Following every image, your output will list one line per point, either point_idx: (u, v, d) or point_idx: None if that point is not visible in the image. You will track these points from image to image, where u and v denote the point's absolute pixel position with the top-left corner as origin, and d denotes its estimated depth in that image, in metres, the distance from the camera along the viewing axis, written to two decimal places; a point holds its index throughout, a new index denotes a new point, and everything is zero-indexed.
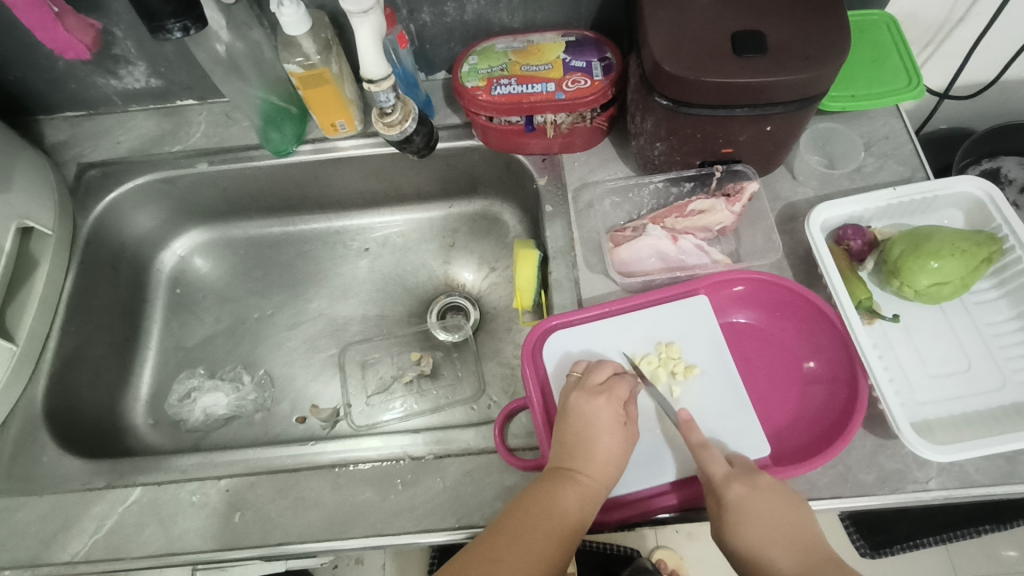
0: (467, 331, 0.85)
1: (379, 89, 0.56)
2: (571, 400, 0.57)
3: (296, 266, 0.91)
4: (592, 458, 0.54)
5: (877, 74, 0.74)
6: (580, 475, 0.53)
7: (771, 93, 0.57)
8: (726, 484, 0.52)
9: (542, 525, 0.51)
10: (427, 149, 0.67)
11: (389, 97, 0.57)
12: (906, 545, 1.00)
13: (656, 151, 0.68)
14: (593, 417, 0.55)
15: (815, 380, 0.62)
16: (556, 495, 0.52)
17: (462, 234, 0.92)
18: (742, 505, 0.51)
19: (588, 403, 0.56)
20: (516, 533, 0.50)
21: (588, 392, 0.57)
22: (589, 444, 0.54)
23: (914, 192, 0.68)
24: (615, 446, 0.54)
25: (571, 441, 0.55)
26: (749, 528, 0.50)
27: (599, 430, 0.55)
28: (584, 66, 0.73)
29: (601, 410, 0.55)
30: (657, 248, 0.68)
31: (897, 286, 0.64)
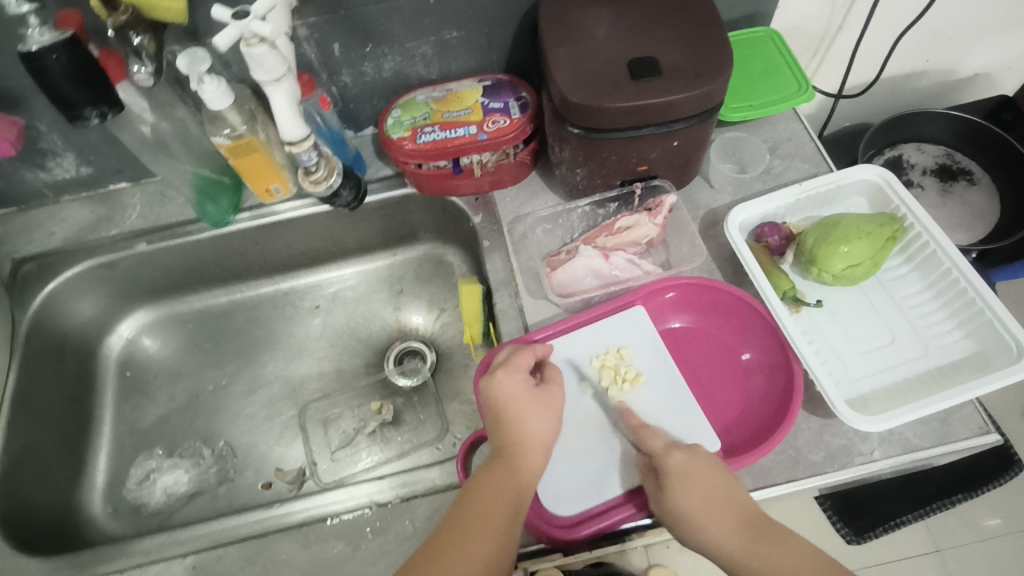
0: (426, 374, 0.87)
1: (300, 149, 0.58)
2: (485, 383, 0.58)
3: (248, 333, 0.91)
4: (524, 428, 0.55)
5: (769, 84, 0.80)
6: (515, 449, 0.54)
7: (671, 111, 0.62)
8: (663, 454, 0.56)
9: (490, 505, 0.51)
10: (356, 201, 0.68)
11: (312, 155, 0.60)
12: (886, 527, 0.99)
13: (578, 176, 0.72)
14: (510, 391, 0.56)
15: (755, 371, 0.65)
16: (497, 476, 0.53)
17: (409, 280, 0.94)
18: (676, 470, 0.54)
19: (499, 380, 0.57)
20: (470, 522, 0.50)
21: (498, 370, 0.58)
22: (518, 418, 0.56)
23: (818, 184, 0.73)
24: (541, 411, 0.56)
25: (500, 418, 0.56)
26: (685, 491, 0.52)
27: (522, 401, 0.56)
28: (502, 107, 0.78)
29: (516, 382, 0.57)
30: (592, 267, 0.70)
31: (816, 273, 0.68)
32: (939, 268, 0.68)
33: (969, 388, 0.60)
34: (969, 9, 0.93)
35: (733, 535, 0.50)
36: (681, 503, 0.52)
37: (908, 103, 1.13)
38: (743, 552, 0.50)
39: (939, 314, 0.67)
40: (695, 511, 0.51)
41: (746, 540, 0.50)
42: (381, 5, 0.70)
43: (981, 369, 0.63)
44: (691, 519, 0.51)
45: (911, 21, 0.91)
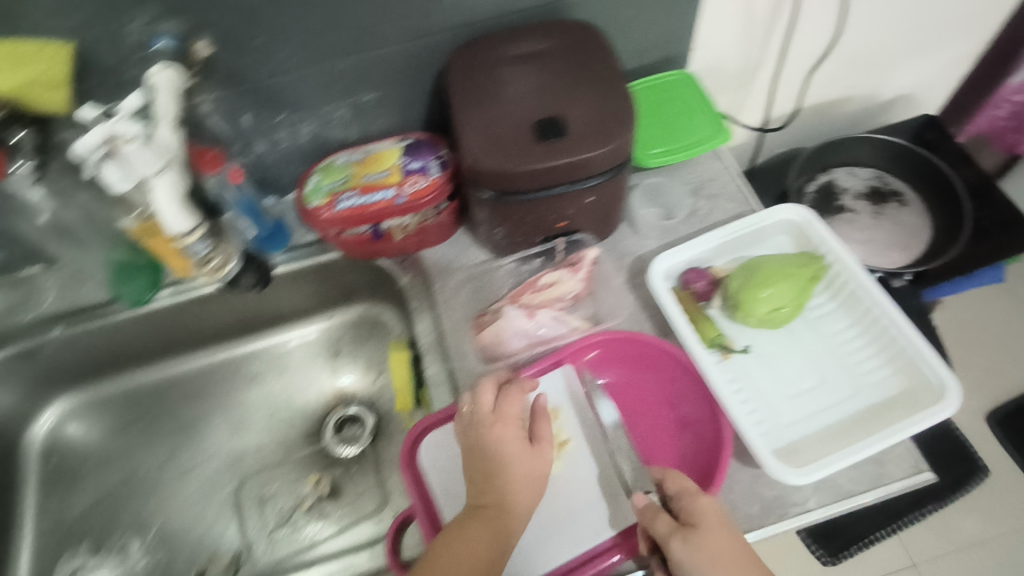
0: (365, 442, 0.84)
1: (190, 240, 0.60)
2: (477, 432, 0.57)
3: (180, 411, 0.88)
4: (506, 488, 0.55)
5: (686, 127, 0.81)
6: (500, 510, 0.55)
7: (583, 169, 0.62)
8: (690, 498, 0.54)
9: (466, 568, 0.52)
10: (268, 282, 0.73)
11: (205, 244, 0.62)
12: (865, 544, 1.05)
13: (498, 235, 0.70)
14: (501, 446, 0.56)
15: (687, 426, 0.63)
16: (479, 534, 0.53)
17: (346, 343, 0.91)
18: (706, 520, 0.53)
19: (492, 433, 0.57)
20: None
21: (491, 422, 0.57)
22: (504, 474, 0.55)
23: (740, 227, 0.73)
24: (528, 469, 0.56)
25: (481, 472, 0.56)
26: (716, 536, 0.52)
27: (508, 459, 0.56)
28: (421, 167, 0.76)
29: (507, 438, 0.57)
30: (516, 327, 0.68)
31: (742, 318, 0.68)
32: (864, 304, 0.68)
33: (900, 428, 0.60)
34: (882, 36, 0.95)
35: None
36: (706, 555, 0.51)
37: (838, 127, 1.15)
38: None
39: (867, 350, 0.67)
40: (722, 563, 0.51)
41: None
42: (287, 75, 0.69)
43: (912, 407, 0.63)
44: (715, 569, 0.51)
45: (824, 52, 0.93)
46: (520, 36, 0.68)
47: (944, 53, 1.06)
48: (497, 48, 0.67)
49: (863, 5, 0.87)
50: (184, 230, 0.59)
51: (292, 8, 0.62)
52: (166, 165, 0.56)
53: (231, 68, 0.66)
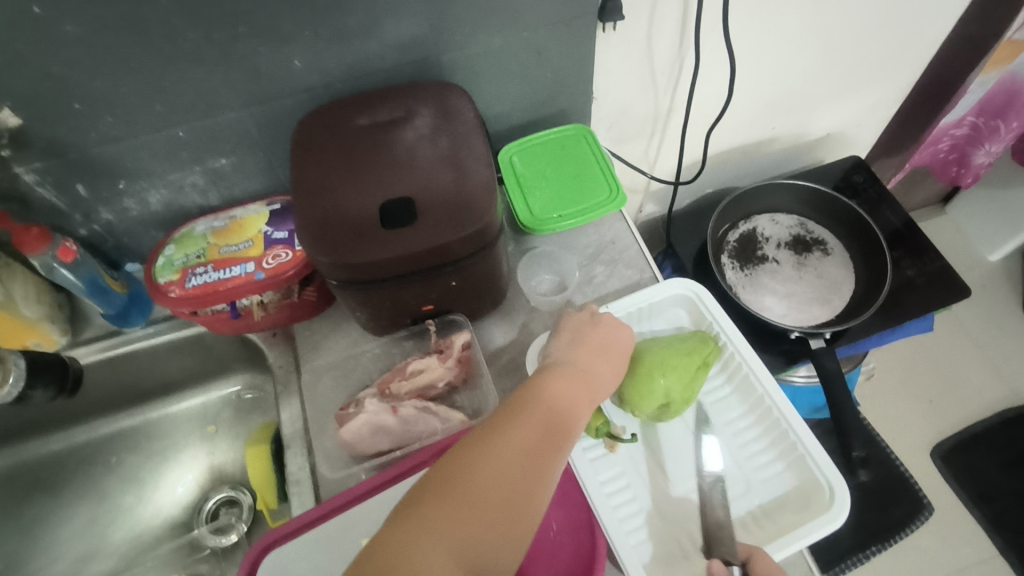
0: (242, 529, 0.77)
1: None
2: (605, 316, 0.60)
3: (37, 499, 0.80)
4: (598, 365, 0.55)
5: (581, 189, 0.75)
6: (587, 384, 0.53)
7: (439, 256, 0.56)
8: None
9: (547, 426, 0.47)
10: (71, 385, 0.70)
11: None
12: (842, 565, 1.05)
13: (360, 318, 0.64)
14: (620, 332, 0.59)
15: (559, 536, 0.57)
16: (568, 393, 0.50)
17: (225, 418, 0.84)
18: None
19: (619, 322, 0.60)
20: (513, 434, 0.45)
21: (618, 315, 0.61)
22: (591, 355, 0.56)
23: (628, 304, 0.68)
24: (617, 366, 0.56)
25: (586, 345, 0.56)
26: None
27: (619, 345, 0.58)
28: (286, 237, 0.69)
29: (627, 331, 0.60)
30: (376, 424, 0.62)
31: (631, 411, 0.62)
32: (755, 392, 0.63)
33: (786, 540, 0.55)
34: (799, 80, 0.91)
35: None
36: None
37: (767, 167, 1.10)
38: None
39: (761, 441, 0.62)
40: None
41: None
42: (116, 144, 0.62)
43: (801, 510, 0.57)
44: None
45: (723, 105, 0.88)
46: (373, 105, 0.63)
47: (871, 94, 1.01)
48: (351, 118, 0.62)
49: (771, 51, 0.82)
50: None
51: (106, 76, 0.55)
52: None
53: (49, 139, 0.59)
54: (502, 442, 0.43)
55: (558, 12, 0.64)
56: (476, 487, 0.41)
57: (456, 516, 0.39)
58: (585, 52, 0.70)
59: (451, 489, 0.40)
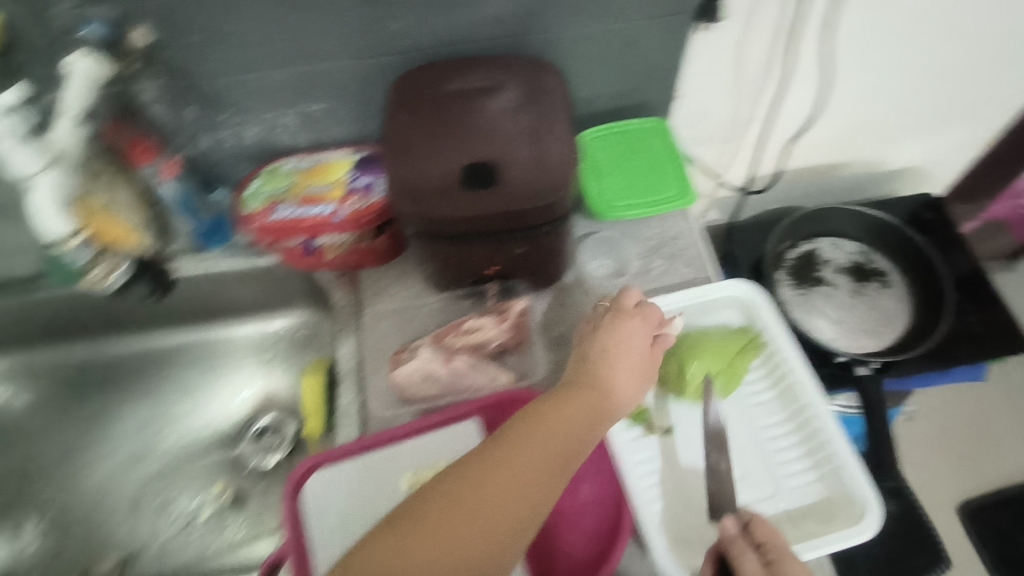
0: (282, 452, 0.82)
1: (69, 246, 0.65)
2: (617, 316, 0.58)
3: (102, 393, 0.87)
4: (613, 373, 0.54)
5: (652, 180, 0.76)
6: (592, 394, 0.51)
7: (515, 220, 0.59)
8: (786, 555, 0.51)
9: (544, 444, 0.46)
10: (165, 288, 0.75)
11: (85, 250, 0.66)
12: None
13: (428, 270, 0.68)
14: (631, 334, 0.56)
15: (587, 506, 0.59)
16: (571, 408, 0.49)
17: (281, 348, 0.88)
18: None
19: (628, 324, 0.57)
20: (505, 459, 0.44)
21: (627, 314, 0.58)
22: (606, 363, 0.54)
23: (683, 298, 0.69)
24: (630, 379, 0.54)
25: (598, 352, 0.55)
26: None
27: (630, 349, 0.56)
28: (366, 185, 0.73)
29: (639, 332, 0.57)
30: (425, 369, 0.64)
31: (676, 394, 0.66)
32: (797, 401, 0.64)
33: (808, 547, 0.56)
34: (889, 106, 0.89)
35: None
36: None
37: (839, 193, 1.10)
38: None
39: (796, 449, 0.63)
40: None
41: None
42: (226, 79, 0.66)
43: (828, 521, 0.59)
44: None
45: (801, 125, 0.89)
46: (464, 72, 0.65)
47: (958, 132, 0.99)
48: (444, 82, 0.65)
49: (863, 73, 0.82)
50: (59, 235, 0.64)
51: (231, 12, 0.60)
52: (40, 170, 0.61)
53: (170, 64, 0.64)
54: (490, 466, 0.44)
55: (658, 7, 0.66)
56: (459, 519, 0.41)
57: (435, 557, 0.39)
58: (675, 50, 0.71)
59: (435, 518, 0.41)
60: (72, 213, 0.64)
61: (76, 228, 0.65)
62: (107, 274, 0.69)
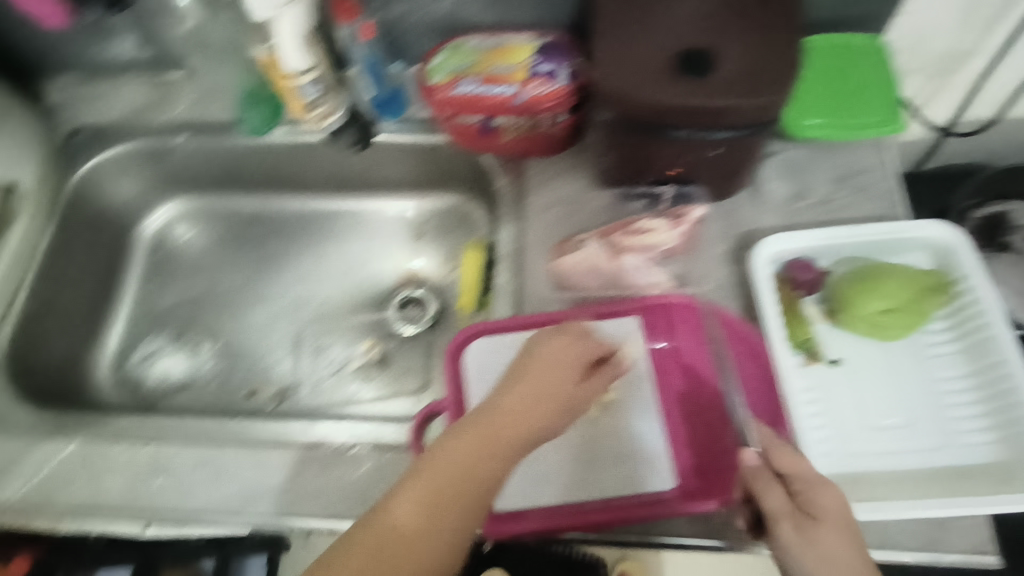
0: (423, 324, 0.86)
1: (302, 81, 0.72)
2: (538, 340, 0.55)
3: (268, 242, 0.93)
4: (529, 397, 0.51)
5: (857, 101, 0.69)
6: (498, 418, 0.50)
7: (719, 118, 0.56)
8: (815, 486, 0.49)
9: (461, 480, 0.47)
10: (364, 141, 0.80)
11: (317, 88, 0.73)
12: None
13: (608, 163, 0.67)
14: (549, 357, 0.54)
15: (749, 423, 0.58)
16: (493, 436, 0.49)
17: (430, 228, 0.91)
18: (828, 512, 0.47)
19: (549, 347, 0.54)
20: (421, 497, 0.46)
21: (549, 335, 0.55)
22: (526, 389, 0.52)
23: (874, 231, 0.64)
24: (561, 405, 0.52)
25: (527, 375, 0.53)
26: (829, 541, 0.46)
27: (551, 373, 0.53)
28: (550, 71, 0.70)
29: (568, 357, 0.54)
30: (593, 262, 0.65)
31: (846, 321, 0.62)
32: (988, 358, 0.60)
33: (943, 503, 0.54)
34: None
35: None
36: (822, 553, 0.46)
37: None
38: None
39: (972, 407, 0.59)
40: (839, 565, 0.45)
41: None
42: None
43: (1000, 483, 0.56)
44: (834, 569, 0.45)
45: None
46: None
47: None
48: None
49: None
50: (300, 68, 0.71)
51: None
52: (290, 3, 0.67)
53: None
54: (406, 506, 0.46)
55: None
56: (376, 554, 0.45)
57: None
58: None
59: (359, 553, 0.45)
60: (309, 50, 0.71)
61: (311, 65, 0.71)
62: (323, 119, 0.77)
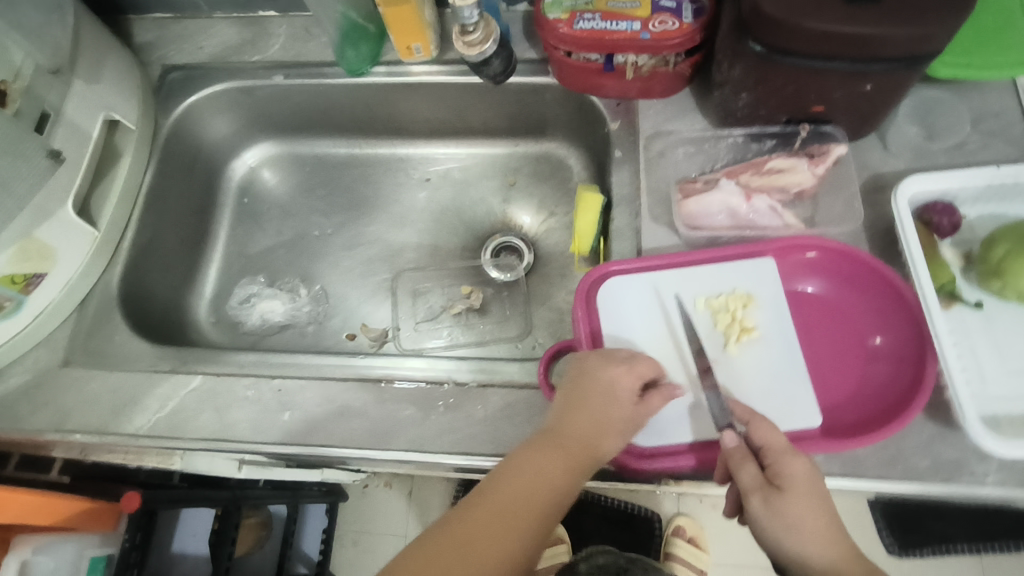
0: (520, 273, 0.85)
1: (463, 4, 0.64)
2: (591, 362, 0.56)
3: (357, 189, 0.92)
4: (591, 420, 0.53)
5: (996, 42, 0.66)
6: (564, 443, 0.52)
7: (875, 48, 0.53)
8: (784, 457, 0.50)
9: (532, 500, 0.49)
10: (504, 75, 0.75)
11: (474, 12, 0.65)
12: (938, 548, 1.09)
13: (740, 102, 0.65)
14: (608, 381, 0.54)
15: (887, 364, 0.59)
16: (559, 459, 0.51)
17: (524, 175, 0.90)
18: (796, 481, 0.49)
19: (608, 371, 0.55)
20: (496, 517, 0.48)
21: (605, 359, 0.56)
22: (586, 414, 0.53)
23: (1019, 173, 0.62)
24: (615, 427, 0.53)
25: (584, 400, 0.54)
26: (799, 511, 0.48)
27: (613, 398, 0.54)
28: (674, 6, 0.67)
29: (622, 380, 0.55)
30: (727, 204, 0.65)
31: (997, 287, 0.60)
32: None
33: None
34: None
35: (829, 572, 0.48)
36: (790, 520, 0.48)
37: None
38: None
39: None
40: (804, 531, 0.48)
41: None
42: None
43: None
44: (801, 535, 0.48)
45: None
46: None
47: None
48: None
49: None
50: None
51: None
52: None
53: None
54: (486, 525, 0.47)
55: None
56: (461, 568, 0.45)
57: None
58: None
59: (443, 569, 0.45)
60: None
61: None
62: (469, 49, 0.68)
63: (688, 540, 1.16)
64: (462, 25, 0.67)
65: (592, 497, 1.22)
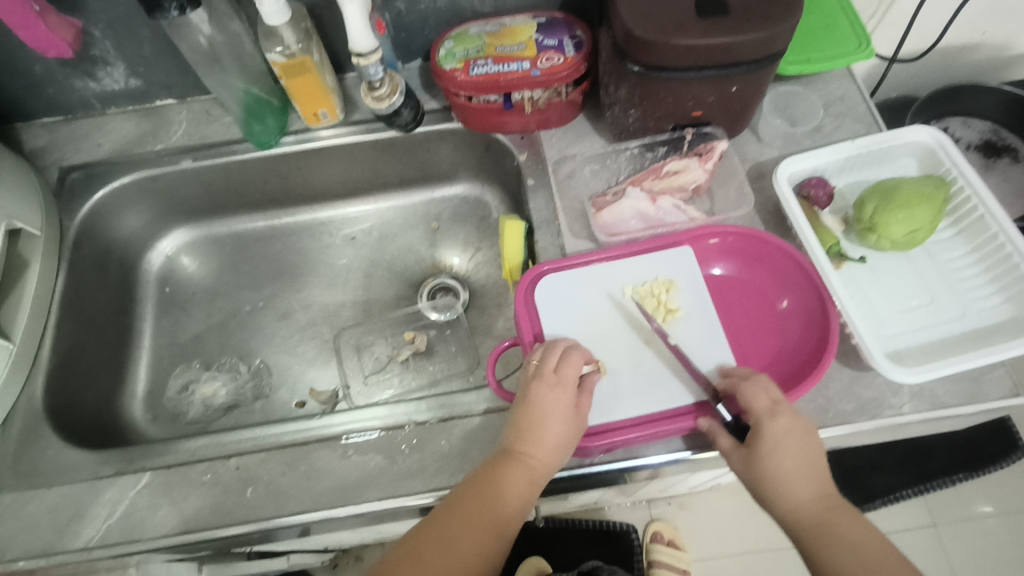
0: (459, 310, 0.87)
1: (368, 62, 0.68)
2: (534, 387, 0.58)
3: (283, 258, 0.93)
4: (540, 440, 0.55)
5: (828, 39, 0.77)
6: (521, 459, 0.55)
7: (736, 52, 0.61)
8: (763, 420, 0.55)
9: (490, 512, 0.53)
10: (416, 123, 0.81)
11: (378, 69, 0.70)
12: (886, 498, 1.17)
13: (630, 117, 0.72)
14: (550, 404, 0.57)
15: (796, 326, 0.65)
16: (512, 477, 0.54)
17: (446, 217, 0.94)
18: (770, 442, 0.54)
19: (549, 391, 0.57)
20: (455, 524, 0.52)
21: (547, 381, 0.58)
22: (536, 433, 0.56)
23: (871, 142, 0.73)
24: (562, 442, 0.56)
25: (529, 423, 0.56)
26: (774, 461, 0.53)
27: (555, 417, 0.56)
28: (556, 44, 0.75)
29: (561, 400, 0.57)
30: (637, 209, 0.72)
31: (874, 240, 0.68)
32: (987, 231, 0.68)
33: (968, 357, 0.61)
34: None
35: (806, 512, 0.53)
36: (760, 475, 0.54)
37: (972, 73, 1.00)
38: (794, 518, 0.53)
39: (978, 279, 0.68)
40: (777, 480, 0.53)
41: (811, 514, 0.53)
42: None
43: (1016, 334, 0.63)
44: (773, 485, 0.53)
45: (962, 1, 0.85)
46: None
47: None
48: None
49: None
50: (367, 48, 0.67)
51: None
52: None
53: None
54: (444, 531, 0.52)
55: None
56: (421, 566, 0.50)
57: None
58: None
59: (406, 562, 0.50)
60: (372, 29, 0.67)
61: (375, 44, 0.67)
62: (378, 100, 0.74)
63: (667, 544, 1.19)
64: (370, 82, 0.72)
65: (566, 523, 1.21)
